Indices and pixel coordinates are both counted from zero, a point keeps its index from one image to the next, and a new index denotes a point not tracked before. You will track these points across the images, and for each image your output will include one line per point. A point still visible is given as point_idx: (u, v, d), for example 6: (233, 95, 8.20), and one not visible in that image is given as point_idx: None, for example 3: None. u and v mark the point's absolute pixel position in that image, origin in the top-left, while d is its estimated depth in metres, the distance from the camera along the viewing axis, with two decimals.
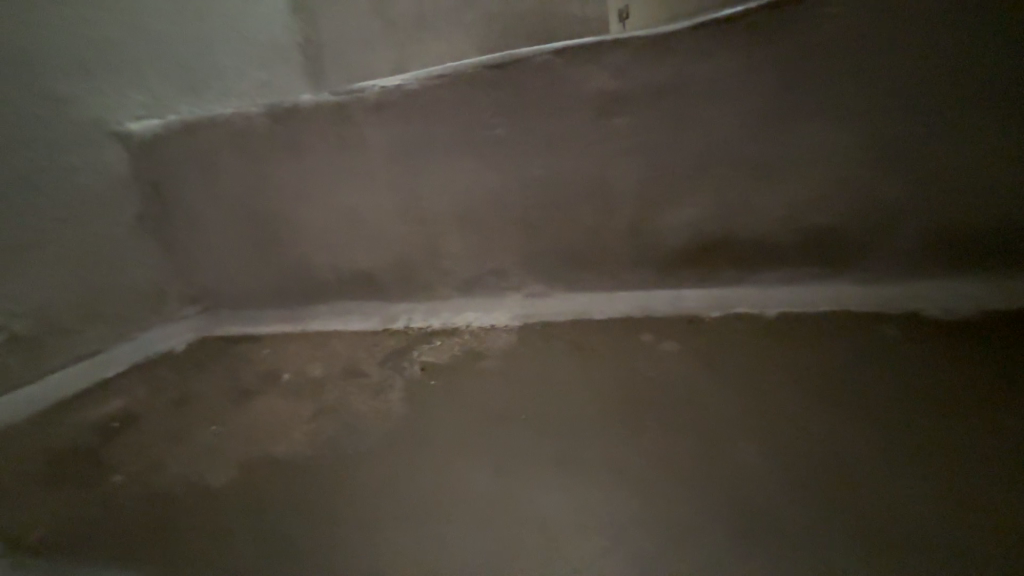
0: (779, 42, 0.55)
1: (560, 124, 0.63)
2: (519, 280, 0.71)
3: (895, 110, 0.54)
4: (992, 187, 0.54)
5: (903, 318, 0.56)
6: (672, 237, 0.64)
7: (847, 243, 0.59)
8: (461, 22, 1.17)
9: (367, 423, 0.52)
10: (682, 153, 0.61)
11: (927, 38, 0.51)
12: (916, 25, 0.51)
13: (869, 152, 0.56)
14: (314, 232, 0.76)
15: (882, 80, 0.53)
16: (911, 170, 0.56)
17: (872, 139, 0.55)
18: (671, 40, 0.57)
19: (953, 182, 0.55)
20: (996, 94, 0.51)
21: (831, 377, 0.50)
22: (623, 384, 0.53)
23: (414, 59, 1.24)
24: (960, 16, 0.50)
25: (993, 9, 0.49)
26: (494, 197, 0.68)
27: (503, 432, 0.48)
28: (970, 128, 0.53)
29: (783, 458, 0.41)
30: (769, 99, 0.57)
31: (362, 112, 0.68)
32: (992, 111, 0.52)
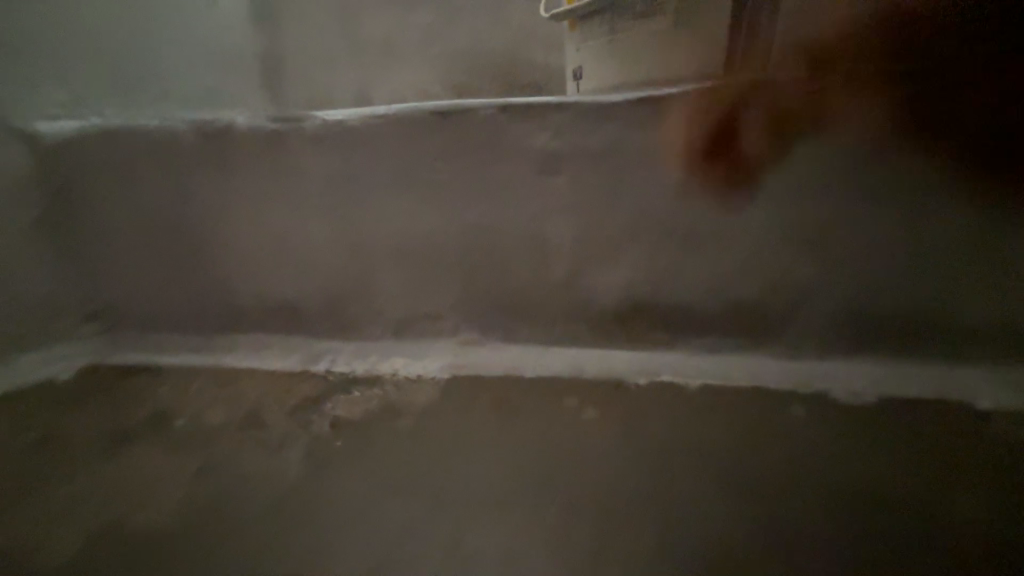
0: (711, 125, 0.57)
1: (503, 176, 0.62)
2: (452, 327, 0.68)
3: (818, 197, 0.57)
4: (893, 278, 0.58)
5: (817, 395, 0.58)
6: (606, 298, 0.64)
7: (768, 318, 0.61)
8: (428, 54, 1.18)
9: (258, 484, 0.47)
10: (618, 218, 0.62)
11: (840, 138, 0.56)
12: (830, 125, 0.55)
13: (792, 233, 0.59)
14: (238, 259, 0.71)
15: (807, 168, 0.57)
16: (832, 254, 0.59)
17: (795, 221, 0.59)
18: (613, 110, 0.59)
19: (869, 269, 0.58)
20: (898, 194, 0.56)
21: (754, 451, 0.50)
22: (538, 454, 0.50)
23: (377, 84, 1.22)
24: (868, 121, 0.55)
25: (905, 117, 0.54)
26: (432, 241, 0.66)
27: (399, 506, 0.45)
28: (884, 220, 0.57)
29: (679, 549, 0.40)
30: (699, 176, 0.59)
31: (300, 140, 0.65)
32: (904, 207, 0.56)
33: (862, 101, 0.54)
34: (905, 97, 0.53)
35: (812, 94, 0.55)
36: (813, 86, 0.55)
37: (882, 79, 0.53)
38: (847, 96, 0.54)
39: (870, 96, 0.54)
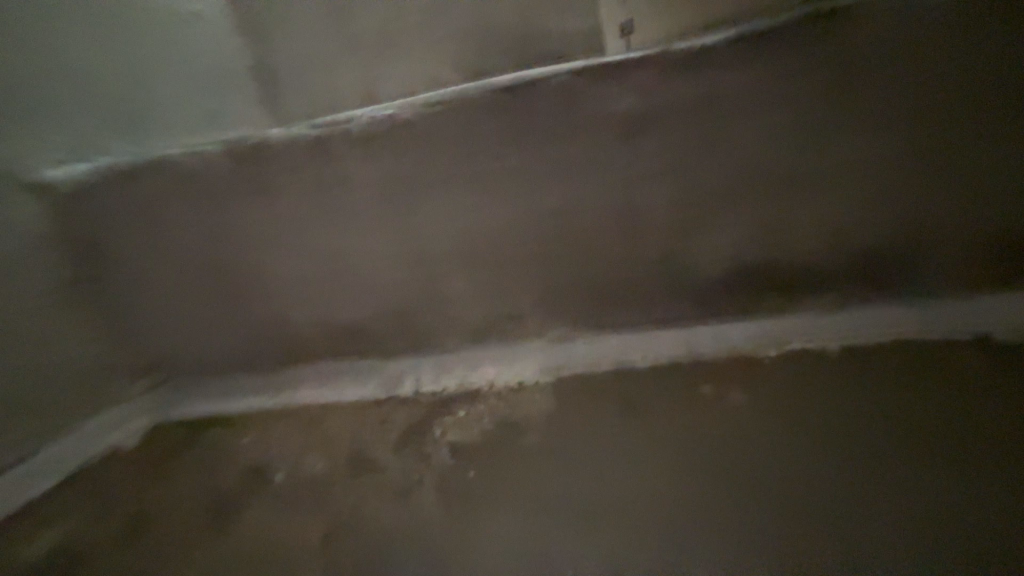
0: (823, 51, 0.49)
1: (580, 151, 0.56)
2: (540, 325, 0.62)
3: (966, 117, 0.50)
4: None
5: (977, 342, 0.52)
6: (710, 268, 0.58)
7: (899, 262, 0.55)
8: (432, 33, 1.07)
9: (399, 544, 0.42)
10: (717, 177, 0.55)
11: (981, 37, 0.47)
12: (967, 26, 0.47)
13: (931, 165, 0.51)
14: (294, 290, 0.65)
15: (952, 85, 0.49)
16: (990, 179, 0.51)
17: (936, 151, 0.51)
18: (705, 53, 0.51)
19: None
20: None
21: (941, 397, 0.46)
22: (692, 449, 0.46)
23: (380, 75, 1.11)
24: (1012, 13, 0.46)
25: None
26: (507, 234, 0.60)
27: (565, 534, 0.41)
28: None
29: (883, 524, 0.37)
30: (810, 112, 0.51)
31: (346, 145, 0.58)
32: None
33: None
34: None
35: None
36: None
37: None
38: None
39: None
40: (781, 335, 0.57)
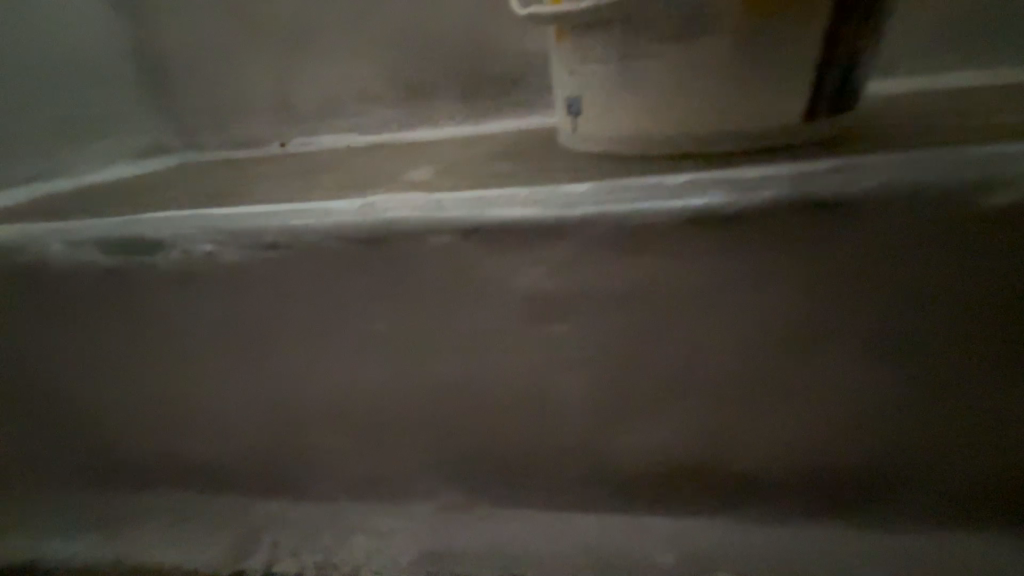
0: (805, 244, 0.35)
1: (476, 318, 0.40)
2: (429, 491, 0.49)
3: (983, 348, 0.37)
4: None
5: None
6: (639, 461, 0.45)
7: (882, 486, 0.42)
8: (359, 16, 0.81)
9: None
10: (655, 368, 0.41)
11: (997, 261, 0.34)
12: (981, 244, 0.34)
13: (933, 397, 0.39)
14: (109, 433, 0.49)
15: (954, 312, 0.36)
16: (1001, 424, 0.39)
17: (939, 382, 0.38)
18: (647, 225, 0.36)
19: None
20: None
21: None
22: None
23: (293, 65, 0.86)
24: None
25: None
26: (381, 396, 0.44)
27: None
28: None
29: None
30: (786, 307, 0.37)
31: (152, 278, 0.42)
32: None
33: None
34: None
35: (973, 205, 0.33)
36: (976, 193, 0.33)
37: None
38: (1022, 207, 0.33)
39: None
40: (723, 550, 0.44)
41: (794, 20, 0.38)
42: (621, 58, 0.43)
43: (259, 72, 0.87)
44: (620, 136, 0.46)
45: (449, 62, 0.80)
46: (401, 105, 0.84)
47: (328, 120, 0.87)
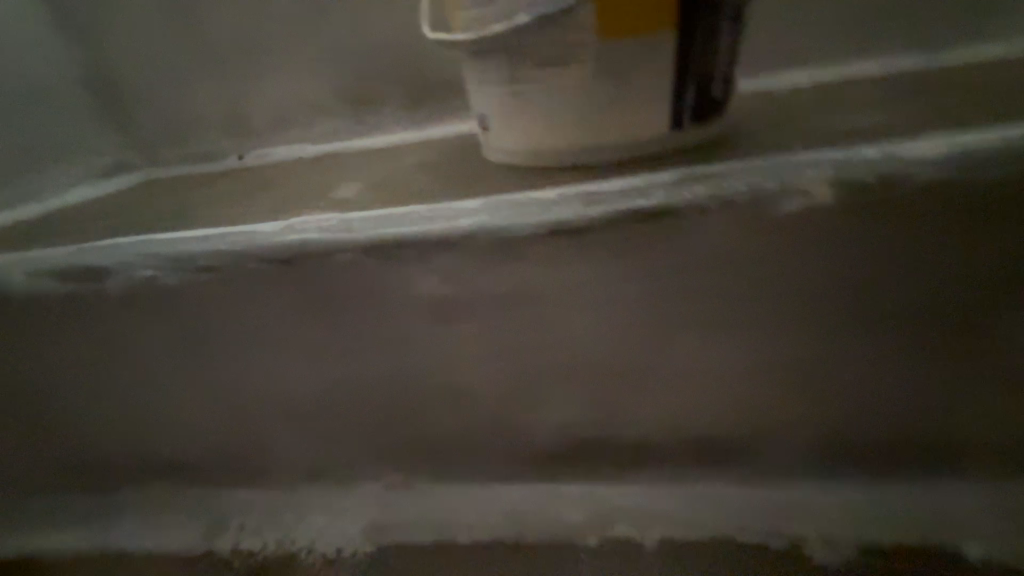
0: (659, 243, 0.40)
1: (387, 324, 0.45)
2: (371, 472, 0.55)
3: (810, 331, 0.42)
4: (893, 407, 0.45)
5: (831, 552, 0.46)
6: (548, 439, 0.51)
7: (751, 449, 0.48)
8: (300, 33, 0.84)
9: None
10: (549, 358, 0.46)
11: (817, 254, 0.40)
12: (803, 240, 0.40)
13: (775, 372, 0.45)
14: (86, 438, 0.55)
15: (789, 298, 0.42)
16: (832, 393, 0.45)
17: (777, 361, 0.44)
18: (522, 235, 0.41)
19: (880, 409, 0.45)
20: (895, 314, 0.42)
21: None
22: None
23: (243, 83, 0.89)
24: (850, 231, 0.39)
25: (926, 223, 0.38)
26: (317, 394, 0.50)
27: None
28: (902, 355, 0.43)
29: None
30: (652, 299, 0.42)
31: (104, 302, 0.47)
32: (914, 338, 0.42)
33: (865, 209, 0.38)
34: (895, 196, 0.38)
35: (794, 207, 0.39)
36: (796, 196, 0.38)
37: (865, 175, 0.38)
38: (836, 207, 0.39)
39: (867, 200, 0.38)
40: (622, 509, 0.52)
41: (648, 43, 0.42)
42: (507, 80, 0.46)
43: (210, 91, 0.90)
44: (517, 149, 0.50)
45: (389, 73, 0.84)
46: (347, 114, 0.88)
47: (282, 132, 0.92)
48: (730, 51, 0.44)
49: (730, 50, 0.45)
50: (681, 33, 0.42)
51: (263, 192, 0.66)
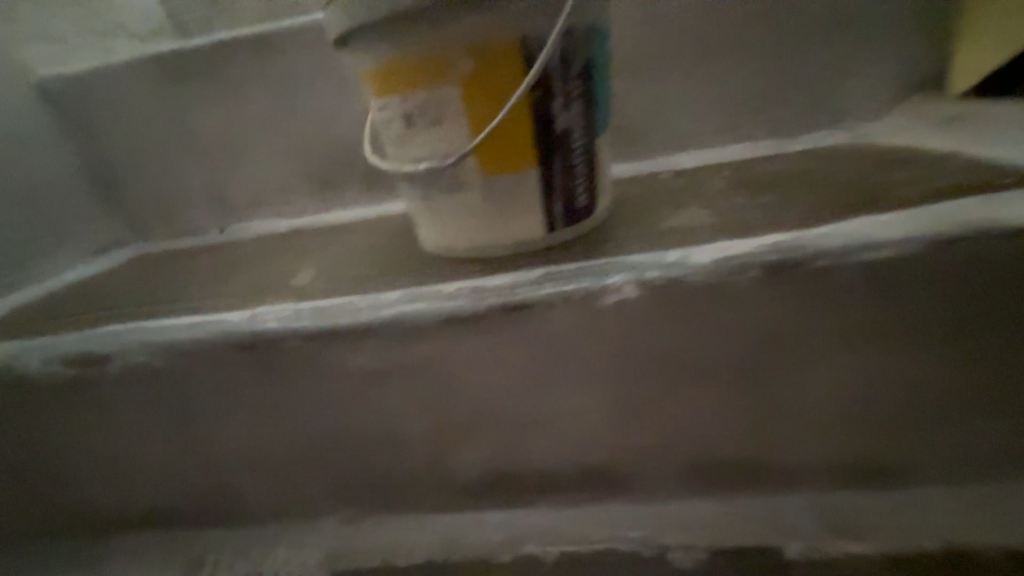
0: (529, 323, 0.52)
1: (332, 389, 0.58)
2: (328, 508, 0.67)
3: (649, 386, 0.54)
4: (730, 441, 0.57)
5: (690, 555, 0.57)
6: (467, 476, 0.62)
7: (627, 476, 0.60)
8: (275, 130, 0.99)
9: None
10: (459, 412, 0.58)
11: (642, 331, 0.51)
12: (629, 322, 0.51)
13: (634, 418, 0.56)
14: (86, 492, 0.66)
15: (630, 364, 0.53)
16: (680, 433, 0.57)
17: (632, 410, 0.56)
18: (427, 320, 0.53)
19: (719, 442, 0.57)
20: (715, 374, 0.53)
21: None
22: None
23: (225, 170, 1.03)
24: (660, 313, 0.50)
25: (721, 309, 0.50)
26: (279, 446, 0.62)
27: None
28: (726, 404, 0.55)
29: None
30: (531, 364, 0.54)
31: (104, 379, 0.59)
32: (734, 390, 0.54)
33: (672, 299, 0.50)
34: (695, 286, 0.49)
35: (617, 299, 0.50)
36: (614, 291, 0.50)
37: (662, 273, 0.50)
38: (654, 295, 0.50)
39: (668, 291, 0.49)
40: (533, 532, 0.62)
41: (523, 175, 0.57)
42: (423, 198, 0.61)
43: (197, 176, 1.04)
44: (440, 244, 0.64)
45: (352, 164, 1.00)
46: (313, 194, 1.03)
47: (257, 210, 1.06)
48: (585, 171, 0.59)
49: (585, 169, 0.59)
50: (543, 171, 0.57)
51: (237, 274, 0.80)
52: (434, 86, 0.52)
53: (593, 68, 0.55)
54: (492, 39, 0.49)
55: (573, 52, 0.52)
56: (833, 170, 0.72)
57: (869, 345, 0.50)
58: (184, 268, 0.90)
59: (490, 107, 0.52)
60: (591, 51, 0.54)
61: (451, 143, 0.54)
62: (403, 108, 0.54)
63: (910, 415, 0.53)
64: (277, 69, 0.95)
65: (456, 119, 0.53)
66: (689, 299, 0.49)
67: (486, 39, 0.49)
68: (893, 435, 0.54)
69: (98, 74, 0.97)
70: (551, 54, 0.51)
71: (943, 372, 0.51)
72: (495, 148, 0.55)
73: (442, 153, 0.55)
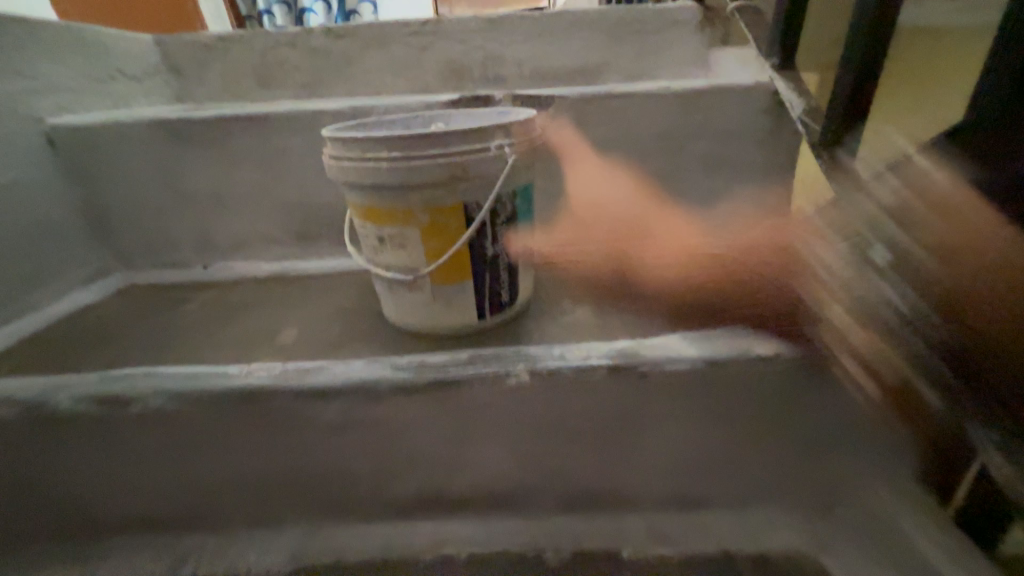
0: (454, 394, 0.74)
1: (305, 432, 0.77)
2: (292, 519, 0.86)
3: (537, 439, 0.78)
4: (590, 479, 0.81)
5: (560, 556, 0.81)
6: (403, 497, 0.83)
7: (521, 500, 0.84)
8: (263, 191, 1.17)
9: None
10: (400, 451, 0.79)
11: (531, 403, 0.75)
12: (523, 398, 0.75)
13: (525, 460, 0.80)
14: (91, 500, 0.82)
15: (523, 425, 0.77)
16: (557, 472, 0.81)
17: (524, 455, 0.79)
18: (381, 388, 0.74)
19: (583, 478, 0.81)
20: (580, 435, 0.77)
21: None
22: None
23: (213, 218, 1.19)
24: (544, 394, 0.74)
25: (582, 395, 0.75)
26: (257, 471, 0.81)
27: None
28: (587, 454, 0.79)
29: None
30: (454, 421, 0.77)
31: (120, 416, 0.75)
32: (593, 446, 0.78)
33: (552, 384, 0.74)
34: (567, 378, 0.74)
35: (515, 382, 0.74)
36: (514, 377, 0.73)
37: (548, 367, 0.74)
38: (540, 382, 0.74)
39: (549, 380, 0.74)
40: (450, 538, 0.85)
41: (461, 289, 0.79)
42: (387, 289, 0.82)
43: (186, 221, 1.19)
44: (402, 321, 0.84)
45: (328, 225, 1.19)
46: (292, 244, 1.21)
47: (240, 254, 1.21)
48: (507, 283, 0.83)
49: (507, 282, 0.83)
50: (475, 284, 0.79)
51: (227, 321, 0.97)
52: (402, 227, 0.74)
53: (517, 216, 0.79)
54: (445, 206, 0.72)
55: (502, 209, 0.76)
56: (692, 279, 0.99)
57: (677, 421, 0.76)
58: (175, 308, 1.05)
59: (441, 245, 0.75)
60: (517, 206, 0.78)
61: (412, 262, 0.76)
62: (378, 232, 0.76)
63: (704, 466, 0.80)
64: (271, 145, 1.13)
65: (417, 249, 0.75)
66: (563, 387, 0.74)
67: (442, 205, 0.72)
68: (695, 478, 0.81)
69: (105, 128, 1.10)
70: (485, 212, 0.73)
71: (722, 440, 0.78)
72: (442, 269, 0.76)
73: (406, 268, 0.77)
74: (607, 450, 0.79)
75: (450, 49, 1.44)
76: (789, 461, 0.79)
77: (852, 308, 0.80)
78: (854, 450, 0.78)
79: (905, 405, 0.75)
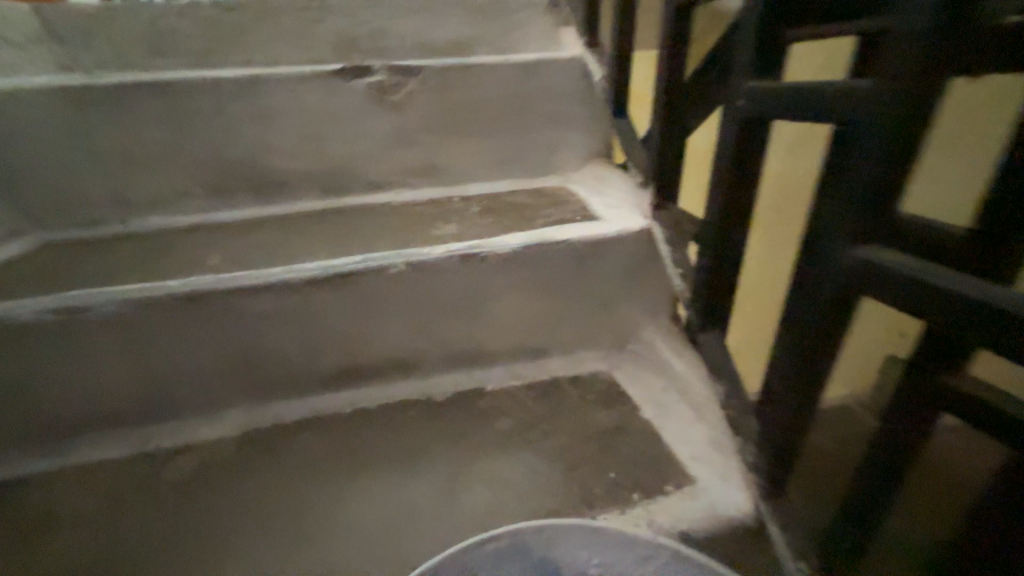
0: (353, 282, 1.04)
1: (241, 323, 1.03)
2: (237, 400, 1.11)
3: (419, 313, 1.11)
4: (460, 340, 1.17)
5: (445, 396, 1.17)
6: (324, 371, 1.13)
7: (414, 363, 1.17)
8: (174, 151, 1.33)
9: (204, 477, 1.01)
10: (317, 332, 1.08)
11: (409, 285, 1.08)
12: (403, 281, 1.07)
13: (412, 331, 1.13)
14: (56, 400, 1.01)
15: (407, 302, 1.09)
16: (436, 338, 1.15)
17: (410, 326, 1.12)
18: (298, 282, 1.02)
19: (455, 340, 1.16)
20: (446, 306, 1.12)
21: (407, 432, 1.09)
22: (310, 451, 1.06)
23: (127, 177, 1.33)
24: (419, 277, 1.07)
25: (445, 276, 1.08)
26: (204, 359, 1.05)
27: (290, 451, 1.06)
28: (456, 321, 1.14)
29: (406, 439, 1.08)
30: (356, 304, 1.07)
31: (82, 322, 0.96)
32: (457, 314, 1.13)
33: (423, 270, 1.06)
34: (432, 265, 1.07)
35: (397, 270, 1.05)
36: (395, 266, 1.05)
37: (419, 258, 1.06)
38: (415, 269, 1.06)
39: (421, 267, 1.06)
40: (364, 397, 1.16)
41: None
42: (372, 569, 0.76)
43: (99, 180, 1.32)
44: None
45: (240, 180, 1.39)
46: (206, 197, 1.39)
47: (157, 209, 1.37)
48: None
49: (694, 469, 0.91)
50: None
51: (156, 259, 1.16)
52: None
53: None
54: None
55: None
56: (534, 203, 1.36)
57: (513, 291, 1.14)
58: (104, 254, 1.21)
59: None
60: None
61: None
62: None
63: (536, 323, 1.19)
64: (179, 108, 1.30)
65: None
66: (431, 272, 1.07)
67: None
68: (533, 333, 1.20)
69: (8, 95, 1.21)
70: None
71: (544, 303, 1.17)
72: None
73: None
74: (468, 317, 1.14)
75: (338, 24, 1.65)
76: (588, 313, 1.20)
77: (622, 211, 1.22)
78: (629, 302, 1.21)
79: (651, 267, 1.18)
